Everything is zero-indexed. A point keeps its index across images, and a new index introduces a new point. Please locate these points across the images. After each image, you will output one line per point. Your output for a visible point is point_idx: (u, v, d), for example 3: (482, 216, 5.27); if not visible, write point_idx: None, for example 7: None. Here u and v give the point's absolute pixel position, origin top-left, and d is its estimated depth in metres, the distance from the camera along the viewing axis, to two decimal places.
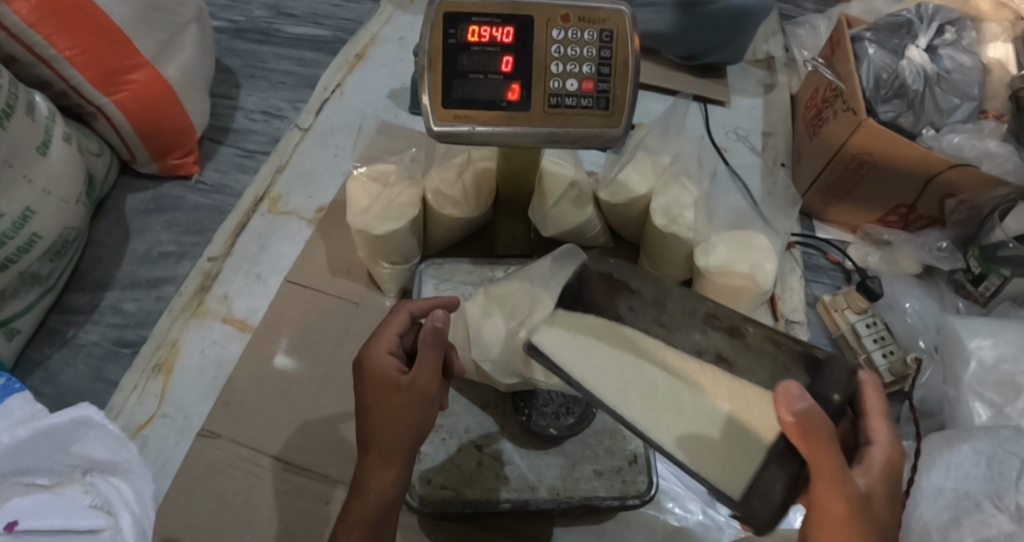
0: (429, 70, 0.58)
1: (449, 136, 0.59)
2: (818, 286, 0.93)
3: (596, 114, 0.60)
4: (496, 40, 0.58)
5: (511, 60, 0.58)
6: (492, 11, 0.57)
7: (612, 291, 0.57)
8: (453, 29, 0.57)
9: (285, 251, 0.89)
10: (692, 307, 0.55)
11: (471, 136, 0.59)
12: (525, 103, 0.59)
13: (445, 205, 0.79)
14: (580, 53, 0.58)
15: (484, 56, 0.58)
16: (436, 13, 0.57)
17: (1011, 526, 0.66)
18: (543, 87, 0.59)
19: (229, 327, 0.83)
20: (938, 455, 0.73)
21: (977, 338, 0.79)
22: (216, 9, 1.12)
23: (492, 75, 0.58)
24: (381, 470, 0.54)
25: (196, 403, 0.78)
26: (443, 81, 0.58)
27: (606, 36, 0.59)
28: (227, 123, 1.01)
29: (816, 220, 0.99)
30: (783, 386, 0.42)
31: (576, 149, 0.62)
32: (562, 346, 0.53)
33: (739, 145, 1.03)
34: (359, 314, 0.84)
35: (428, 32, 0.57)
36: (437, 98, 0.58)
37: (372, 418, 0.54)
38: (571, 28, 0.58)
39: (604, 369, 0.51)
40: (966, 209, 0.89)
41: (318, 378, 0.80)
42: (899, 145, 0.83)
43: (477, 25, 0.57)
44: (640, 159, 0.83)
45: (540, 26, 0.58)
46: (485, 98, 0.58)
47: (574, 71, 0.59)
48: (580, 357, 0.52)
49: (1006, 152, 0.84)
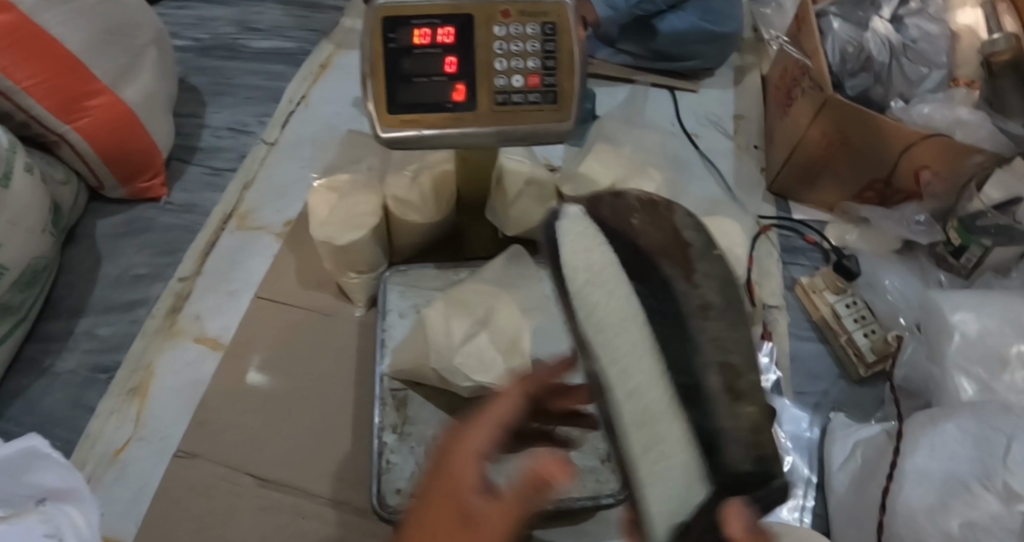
0: (372, 77, 0.64)
1: (396, 141, 0.65)
2: (797, 268, 0.90)
3: (546, 109, 0.65)
4: (437, 42, 0.63)
5: (452, 61, 0.64)
6: (430, 13, 0.62)
7: (660, 241, 0.45)
8: (393, 34, 0.63)
9: (255, 266, 0.88)
10: (728, 343, 0.41)
11: (420, 139, 0.65)
12: (471, 103, 0.65)
13: (406, 212, 0.77)
14: (523, 48, 0.64)
15: (426, 59, 0.64)
16: (375, 19, 0.63)
17: (999, 507, 0.63)
18: (489, 85, 0.64)
19: (202, 347, 0.82)
20: (922, 435, 0.71)
21: (960, 314, 0.78)
22: (182, 28, 1.11)
23: (435, 77, 0.64)
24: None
25: (172, 424, 0.78)
26: (387, 88, 0.64)
27: (548, 28, 0.64)
28: (194, 143, 0.99)
29: (792, 202, 0.96)
30: (731, 504, 0.35)
31: (530, 145, 0.68)
32: (574, 257, 0.45)
33: (711, 131, 1.00)
34: (330, 326, 0.83)
35: (369, 40, 0.63)
36: (382, 106, 0.65)
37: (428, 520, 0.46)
38: (512, 23, 0.64)
39: (592, 292, 0.44)
40: (942, 181, 0.86)
41: (291, 392, 0.79)
42: (866, 119, 0.82)
43: (416, 27, 0.63)
44: (602, 152, 0.80)
45: (481, 23, 0.63)
46: (430, 101, 0.65)
47: (519, 67, 0.64)
48: (588, 274, 0.45)
49: (979, 119, 0.81)
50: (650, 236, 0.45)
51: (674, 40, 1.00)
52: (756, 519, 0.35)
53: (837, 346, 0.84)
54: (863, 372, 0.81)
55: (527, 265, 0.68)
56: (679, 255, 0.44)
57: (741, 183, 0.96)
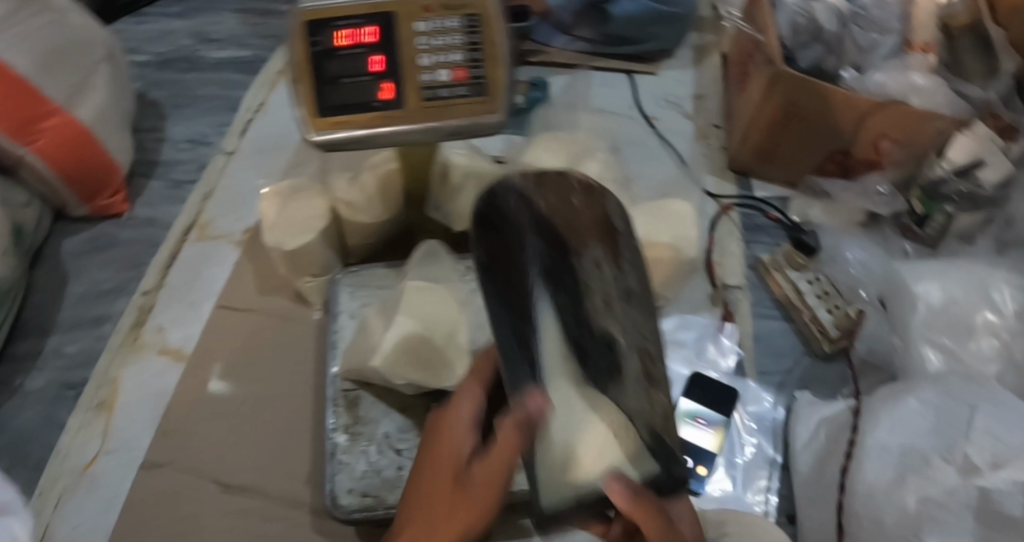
0: (298, 81, 0.64)
1: (328, 143, 0.65)
2: (758, 246, 0.88)
3: (475, 101, 0.65)
4: (361, 42, 0.63)
5: (377, 60, 0.64)
6: (352, 14, 0.63)
7: (590, 222, 0.57)
8: (317, 37, 0.63)
9: (216, 275, 0.88)
10: (641, 330, 0.53)
11: (349, 140, 0.64)
12: (399, 101, 0.64)
13: (356, 213, 0.77)
14: (447, 41, 0.64)
15: (350, 59, 0.63)
16: (298, 23, 0.63)
17: (955, 480, 0.62)
18: (416, 81, 0.64)
19: (165, 358, 0.83)
20: (884, 411, 0.69)
21: (923, 282, 0.78)
22: (142, 43, 1.12)
23: (361, 77, 0.64)
24: (418, 522, 0.49)
25: (139, 435, 0.78)
26: (314, 91, 0.64)
27: (472, 20, 0.64)
28: (154, 157, 1.00)
29: (753, 178, 0.94)
30: (610, 482, 0.47)
31: (465, 138, 0.67)
32: (523, 230, 0.57)
33: (670, 112, 0.99)
34: (290, 330, 0.84)
35: (293, 44, 0.63)
36: (311, 109, 0.64)
37: (425, 496, 0.50)
38: (435, 18, 0.64)
39: (544, 277, 0.58)
40: (904, 149, 0.84)
41: (252, 397, 0.80)
42: (819, 91, 0.80)
43: (339, 29, 0.63)
44: (550, 139, 0.79)
45: (403, 20, 0.64)
46: (358, 101, 0.64)
47: (444, 61, 0.64)
48: (526, 239, 0.57)
49: (933, 84, 0.80)
50: (581, 217, 0.57)
51: (626, 23, 0.98)
52: (631, 482, 0.47)
53: (800, 324, 0.83)
54: (828, 347, 0.80)
55: (444, 262, 0.69)
56: (607, 238, 0.56)
57: (701, 163, 0.95)
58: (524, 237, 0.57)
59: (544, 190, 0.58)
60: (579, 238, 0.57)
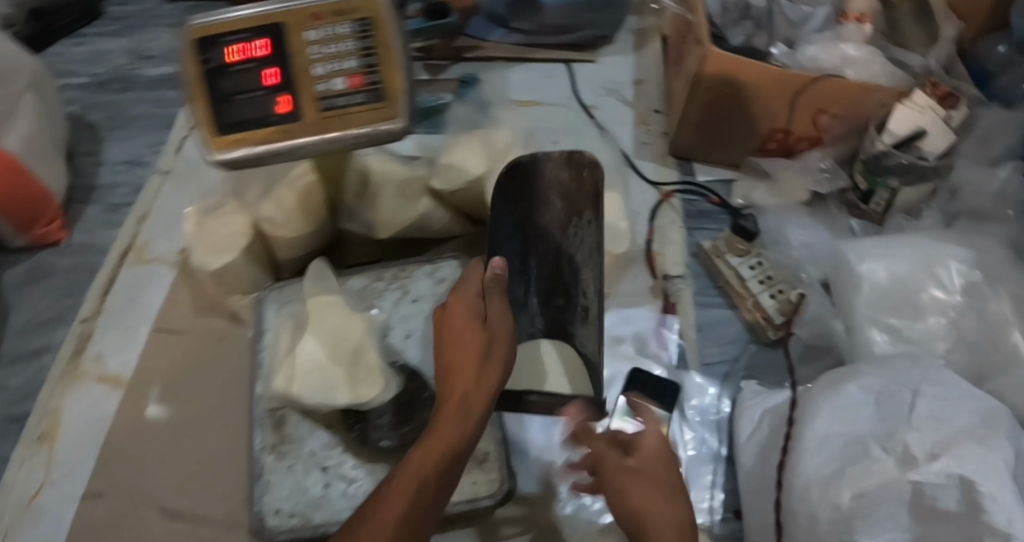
0: (192, 100, 0.62)
1: (231, 162, 0.63)
2: (701, 233, 0.86)
3: (375, 108, 0.63)
4: (252, 56, 0.61)
5: (270, 73, 0.62)
6: (239, 28, 0.61)
7: (580, 189, 0.73)
8: (206, 54, 0.61)
9: (151, 299, 0.88)
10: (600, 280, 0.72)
11: (251, 157, 0.63)
12: (297, 113, 0.63)
13: (275, 230, 0.75)
14: (339, 48, 0.61)
15: (243, 75, 0.62)
16: (185, 42, 0.60)
17: (896, 472, 0.58)
18: (311, 92, 0.62)
19: (104, 387, 0.82)
20: (824, 399, 0.66)
21: (867, 262, 0.74)
22: (79, 66, 1.11)
23: (255, 93, 0.62)
24: (464, 387, 0.54)
25: (82, 462, 0.77)
26: (209, 110, 0.62)
27: (363, 24, 0.61)
28: (92, 181, 0.99)
29: (696, 162, 0.92)
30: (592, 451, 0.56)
31: (371, 146, 0.66)
32: (531, 194, 0.74)
33: (609, 99, 0.96)
34: (225, 350, 0.84)
35: (183, 63, 0.61)
36: (209, 128, 0.62)
37: (454, 375, 0.54)
38: (324, 25, 0.61)
39: (541, 234, 0.75)
40: (843, 124, 0.82)
41: (189, 419, 0.79)
42: (751, 70, 0.77)
43: (228, 45, 0.61)
44: (470, 139, 0.77)
45: (291, 29, 0.61)
46: (256, 117, 0.62)
47: (338, 69, 0.62)
48: (531, 204, 0.74)
49: (867, 55, 0.78)
50: (574, 188, 0.73)
51: (560, 11, 0.96)
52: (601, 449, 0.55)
53: (744, 311, 0.80)
54: (773, 335, 0.77)
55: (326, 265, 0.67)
56: (592, 201, 0.72)
57: (642, 151, 0.92)
58: (547, 194, 0.74)
59: (571, 168, 0.73)
60: (576, 208, 0.73)
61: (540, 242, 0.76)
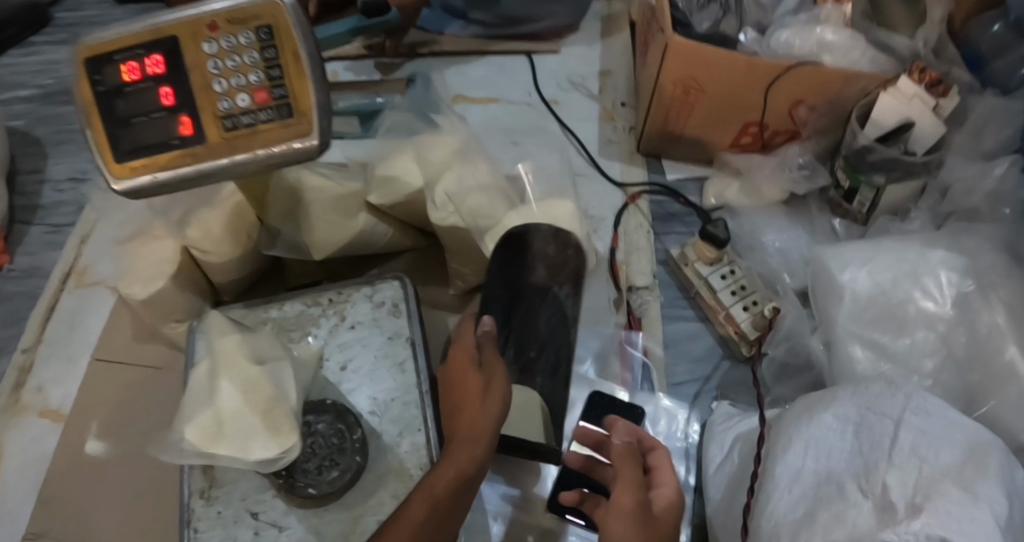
0: (89, 125, 0.56)
1: (134, 191, 0.57)
2: (670, 238, 0.80)
3: (285, 124, 0.57)
4: (146, 74, 0.55)
5: (169, 92, 0.56)
6: (131, 43, 0.55)
7: (562, 256, 0.67)
8: (98, 75, 0.55)
9: (92, 325, 0.84)
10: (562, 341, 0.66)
11: (153, 185, 0.56)
12: (199, 135, 0.56)
13: (206, 255, 0.69)
14: (240, 61, 0.56)
15: (139, 95, 0.56)
16: (77, 64, 0.55)
17: (873, 520, 0.49)
18: (213, 110, 0.56)
19: (45, 420, 0.78)
20: (796, 432, 0.60)
21: (849, 270, 0.67)
22: (24, 78, 1.06)
23: (153, 114, 0.56)
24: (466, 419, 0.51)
25: (20, 501, 0.72)
26: (106, 136, 0.56)
27: (263, 32, 0.56)
28: (35, 201, 0.95)
29: (665, 160, 0.85)
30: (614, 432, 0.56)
31: (286, 166, 0.59)
32: (517, 255, 0.66)
33: (574, 94, 0.89)
34: (166, 380, 0.80)
35: (75, 86, 0.55)
36: (107, 155, 0.56)
37: (462, 408, 0.52)
38: (222, 35, 0.56)
39: (525, 284, 0.65)
40: (823, 114, 0.75)
41: (129, 454, 0.75)
42: (719, 60, 0.70)
43: (122, 63, 0.55)
44: (409, 150, 0.70)
45: (187, 43, 0.56)
46: (157, 140, 0.56)
47: (240, 84, 0.56)
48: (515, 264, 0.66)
49: (845, 40, 0.72)
50: (559, 255, 0.67)
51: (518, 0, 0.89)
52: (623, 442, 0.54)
53: (716, 324, 0.74)
54: (745, 351, 0.72)
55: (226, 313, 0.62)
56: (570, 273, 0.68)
57: (607, 150, 0.85)
58: (533, 258, 0.66)
59: (557, 242, 0.67)
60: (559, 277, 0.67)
61: (519, 297, 0.65)
